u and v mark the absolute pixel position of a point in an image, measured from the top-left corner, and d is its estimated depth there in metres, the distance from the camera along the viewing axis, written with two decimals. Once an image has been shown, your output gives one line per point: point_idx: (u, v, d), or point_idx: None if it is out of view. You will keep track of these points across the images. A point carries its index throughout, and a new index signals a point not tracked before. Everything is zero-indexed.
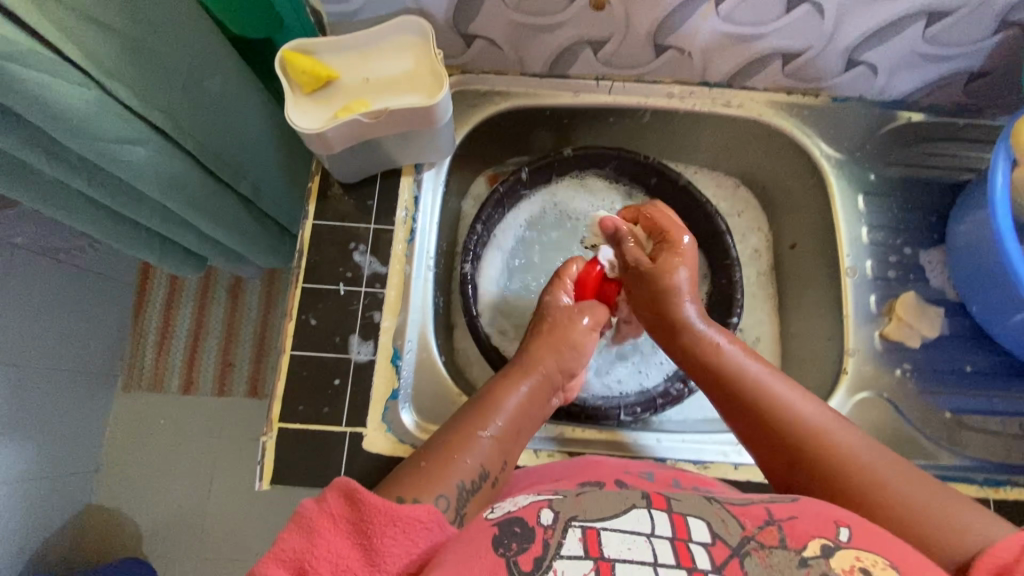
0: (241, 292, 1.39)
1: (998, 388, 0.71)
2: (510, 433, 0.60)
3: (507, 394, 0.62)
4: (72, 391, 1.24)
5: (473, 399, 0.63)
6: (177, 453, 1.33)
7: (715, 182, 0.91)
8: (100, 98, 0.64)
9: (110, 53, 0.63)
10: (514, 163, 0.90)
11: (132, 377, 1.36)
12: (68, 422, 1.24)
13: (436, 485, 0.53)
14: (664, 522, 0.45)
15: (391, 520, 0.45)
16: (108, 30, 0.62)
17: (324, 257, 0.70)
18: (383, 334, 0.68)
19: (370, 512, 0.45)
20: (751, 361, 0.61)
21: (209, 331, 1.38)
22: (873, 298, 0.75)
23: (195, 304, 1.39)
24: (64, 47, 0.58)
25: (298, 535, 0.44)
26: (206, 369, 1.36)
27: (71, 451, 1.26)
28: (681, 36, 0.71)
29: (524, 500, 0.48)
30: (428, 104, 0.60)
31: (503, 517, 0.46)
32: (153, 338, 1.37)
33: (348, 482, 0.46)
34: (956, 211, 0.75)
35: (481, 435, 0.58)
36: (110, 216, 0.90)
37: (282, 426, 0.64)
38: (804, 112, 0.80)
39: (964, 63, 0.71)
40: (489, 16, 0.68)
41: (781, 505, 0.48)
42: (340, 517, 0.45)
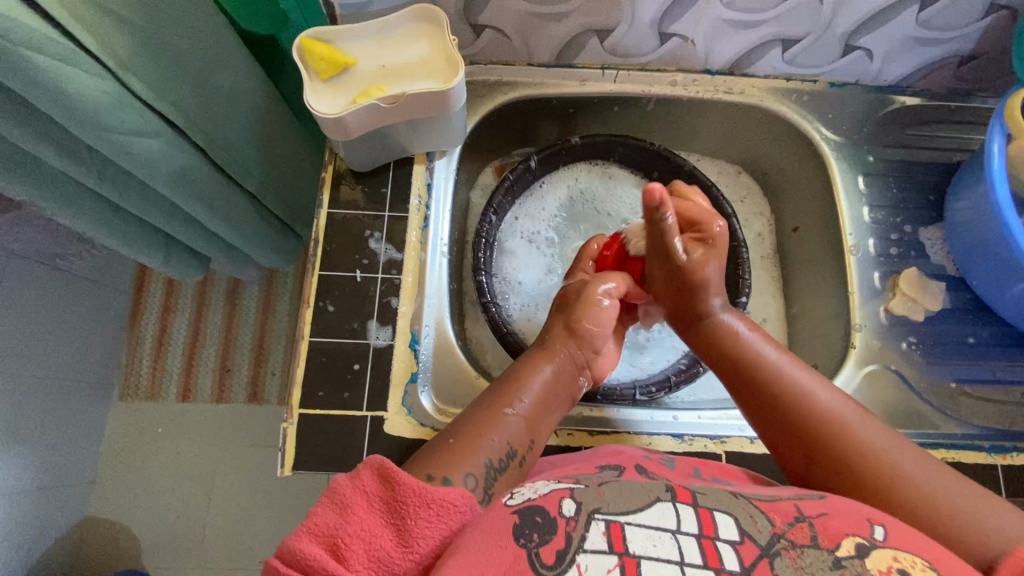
0: (240, 294, 1.39)
1: (1000, 359, 0.73)
2: (535, 414, 0.62)
3: (534, 373, 0.64)
4: (69, 398, 1.22)
5: (500, 377, 0.65)
6: (176, 460, 1.32)
7: (717, 170, 0.94)
8: (113, 89, 0.65)
9: (125, 45, 0.64)
10: (520, 153, 0.92)
11: (129, 383, 1.34)
12: (65, 431, 1.22)
13: (464, 463, 0.54)
14: (691, 518, 0.45)
15: (425, 502, 0.46)
16: (123, 21, 0.63)
17: (340, 245, 0.70)
18: (401, 319, 0.68)
19: (404, 493, 0.46)
20: (768, 348, 0.63)
21: (208, 334, 1.37)
22: (877, 275, 0.77)
23: (194, 308, 1.38)
24: (80, 36, 0.59)
25: (331, 509, 0.45)
26: (205, 375, 1.34)
27: (70, 458, 1.24)
28: (685, 23, 0.72)
29: (545, 488, 0.49)
30: (444, 88, 0.61)
31: (524, 505, 0.47)
32: (151, 342, 1.36)
33: (383, 461, 0.47)
34: (953, 189, 0.77)
35: (506, 412, 0.60)
36: (115, 214, 0.90)
37: (301, 413, 0.64)
38: (803, 98, 0.82)
39: (956, 46, 0.74)
40: (499, 6, 0.70)
41: (811, 503, 0.49)
42: (373, 495, 0.46)
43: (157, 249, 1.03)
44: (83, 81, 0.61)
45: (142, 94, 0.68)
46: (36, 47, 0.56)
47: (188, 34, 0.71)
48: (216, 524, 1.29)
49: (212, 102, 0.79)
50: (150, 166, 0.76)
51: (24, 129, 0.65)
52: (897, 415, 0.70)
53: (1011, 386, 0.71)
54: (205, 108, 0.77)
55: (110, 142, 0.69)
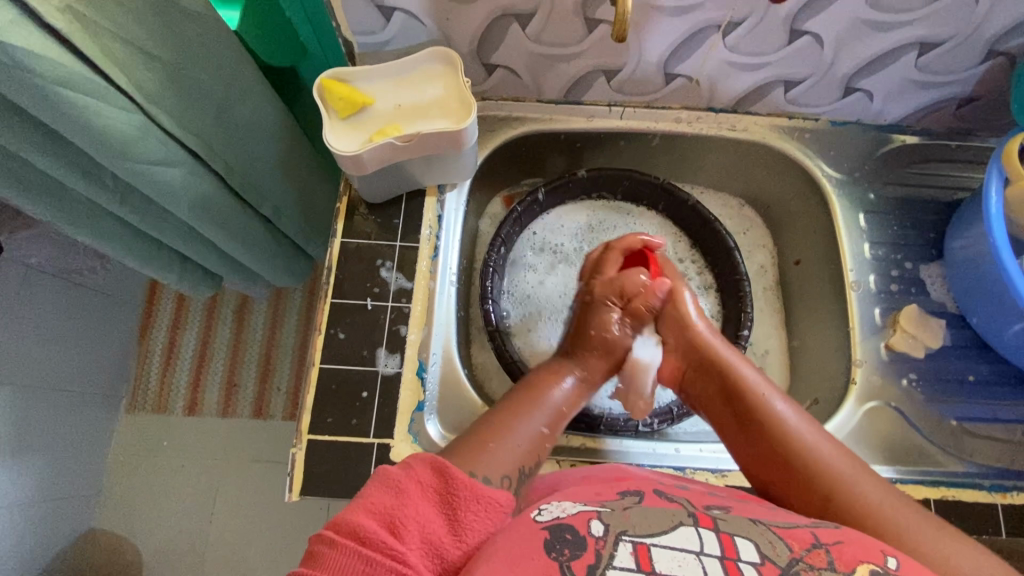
0: (247, 311, 1.41)
1: (1001, 397, 0.73)
2: (556, 423, 0.66)
3: (555, 387, 0.69)
4: (76, 411, 1.23)
5: (520, 388, 0.69)
6: (179, 474, 1.33)
7: (721, 203, 0.96)
8: (140, 121, 0.68)
9: (153, 81, 0.67)
10: (528, 184, 0.95)
11: (137, 397, 1.35)
12: (70, 443, 1.23)
13: (500, 465, 0.57)
14: (713, 541, 0.47)
15: (476, 499, 0.50)
16: (153, 59, 0.66)
17: (352, 274, 0.72)
18: (409, 347, 0.70)
19: (457, 486, 0.50)
20: (775, 396, 0.64)
21: (217, 349, 1.38)
22: (878, 310, 0.78)
23: (204, 323, 1.39)
24: (112, 73, 0.62)
25: (387, 492, 0.48)
26: (211, 391, 1.36)
27: (76, 471, 1.25)
28: (690, 65, 0.75)
29: (573, 508, 0.51)
30: (457, 129, 0.64)
31: (553, 521, 0.48)
32: (160, 356, 1.37)
33: (437, 459, 0.52)
34: (953, 227, 0.79)
35: (544, 431, 0.64)
36: (135, 235, 0.92)
37: (311, 438, 0.66)
38: (805, 135, 0.84)
39: (955, 89, 0.76)
40: (510, 47, 0.73)
41: (826, 531, 0.49)
42: (426, 485, 0.50)
43: (172, 269, 1.06)
44: (112, 115, 0.64)
45: (168, 126, 0.71)
46: (70, 86, 0.59)
47: (212, 70, 0.74)
48: (216, 540, 1.30)
49: (232, 132, 0.82)
50: (172, 193, 0.79)
51: (54, 158, 0.68)
52: (896, 451, 0.71)
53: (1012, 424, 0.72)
54: (225, 138, 0.80)
55: (136, 172, 0.72)
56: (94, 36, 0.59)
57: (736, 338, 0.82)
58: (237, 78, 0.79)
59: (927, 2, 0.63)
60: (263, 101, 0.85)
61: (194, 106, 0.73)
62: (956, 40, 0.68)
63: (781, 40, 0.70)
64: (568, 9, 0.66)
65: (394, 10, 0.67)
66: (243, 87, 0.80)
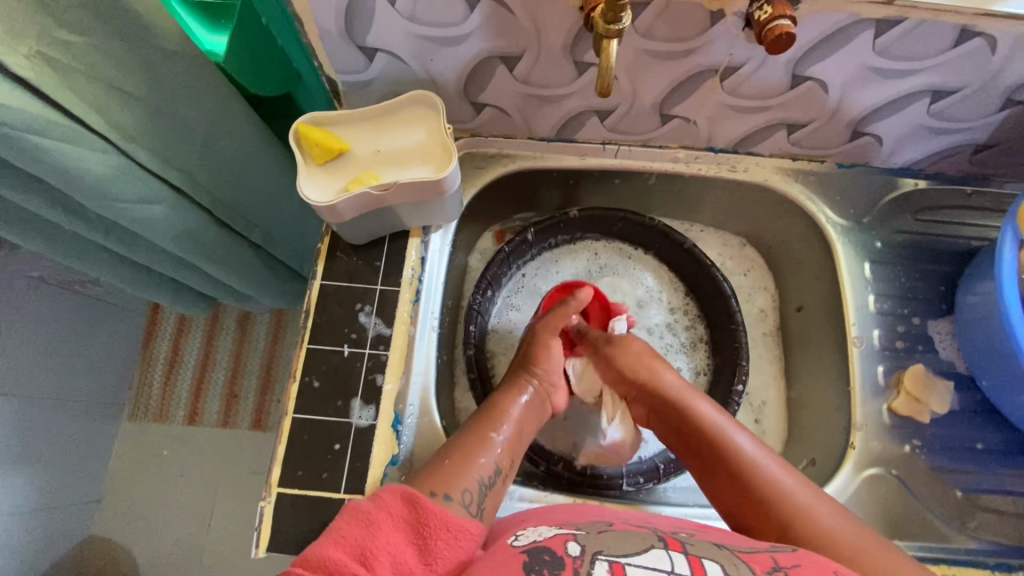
0: (249, 322, 1.36)
1: (1004, 468, 0.71)
2: (517, 438, 0.67)
3: (513, 401, 0.69)
4: (78, 426, 1.20)
5: (481, 407, 0.70)
6: (177, 492, 1.28)
7: (721, 241, 0.92)
8: (118, 162, 0.67)
9: (134, 120, 0.65)
10: (520, 219, 0.92)
11: (138, 406, 1.31)
12: (71, 459, 1.19)
13: (462, 481, 0.59)
14: (682, 562, 0.48)
15: (446, 526, 0.53)
16: (130, 97, 0.63)
17: (329, 318, 0.70)
18: (385, 398, 0.67)
19: (427, 516, 0.53)
20: (738, 433, 0.64)
21: (216, 362, 1.34)
22: (881, 369, 0.75)
23: (204, 337, 1.35)
24: (88, 116, 0.61)
25: (358, 525, 0.51)
26: (212, 401, 1.32)
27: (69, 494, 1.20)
28: (687, 107, 0.71)
29: (549, 533, 0.54)
30: (436, 178, 0.62)
31: (530, 546, 0.51)
32: (160, 369, 1.33)
33: (408, 491, 0.55)
34: (964, 282, 0.75)
35: (493, 436, 0.65)
36: (123, 262, 0.91)
37: (279, 491, 0.64)
38: (809, 178, 0.80)
39: (971, 135, 0.71)
40: (498, 87, 0.70)
41: (785, 554, 0.51)
42: (397, 516, 0.53)
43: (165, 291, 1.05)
44: (88, 158, 0.63)
45: (149, 165, 0.70)
46: (37, 131, 0.57)
47: (196, 104, 0.71)
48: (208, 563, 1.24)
49: (219, 166, 0.79)
50: (155, 227, 0.77)
51: (33, 197, 0.67)
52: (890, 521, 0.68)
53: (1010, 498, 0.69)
54: (213, 173, 0.79)
55: (114, 211, 0.71)
56: (66, 79, 0.57)
57: (729, 392, 0.80)
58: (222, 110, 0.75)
59: (940, 51, 0.59)
60: (251, 134, 0.82)
61: (178, 145, 0.71)
62: (970, 89, 0.64)
63: (783, 85, 0.66)
64: (556, 52, 0.63)
65: (377, 50, 0.65)
66: (230, 119, 0.77)
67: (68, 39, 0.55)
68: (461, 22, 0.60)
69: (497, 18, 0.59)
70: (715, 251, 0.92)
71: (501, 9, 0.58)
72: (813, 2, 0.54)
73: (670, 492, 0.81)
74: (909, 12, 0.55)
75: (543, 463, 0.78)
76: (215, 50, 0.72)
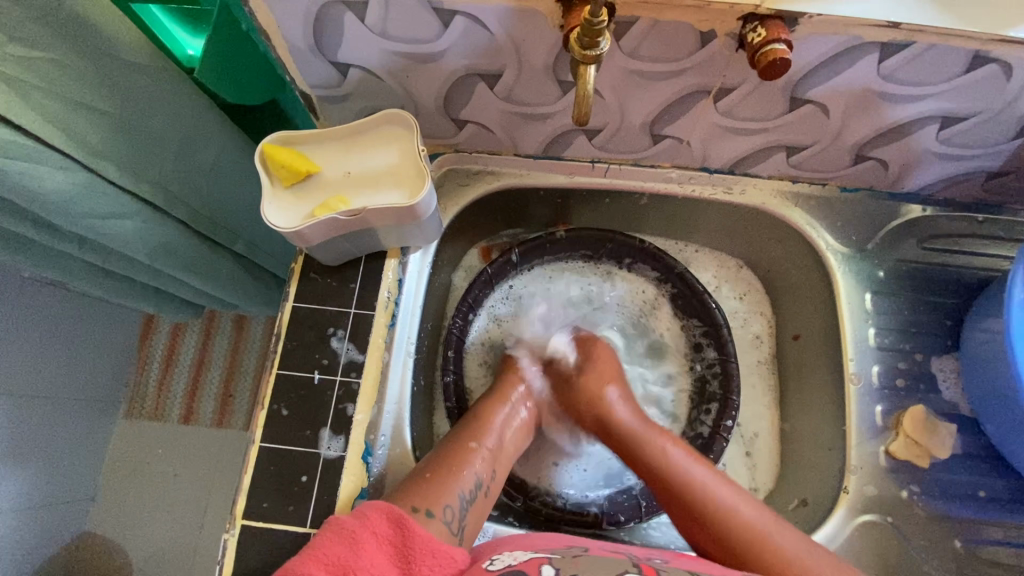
0: (246, 322, 1.27)
1: (1007, 517, 0.67)
2: (500, 451, 0.67)
3: (500, 411, 0.70)
4: (70, 428, 1.12)
5: (466, 419, 0.69)
6: (168, 501, 1.20)
7: (717, 263, 0.88)
8: (90, 180, 0.59)
9: (102, 137, 0.57)
10: (507, 235, 0.89)
11: (135, 403, 1.24)
12: (67, 465, 1.12)
13: (442, 496, 0.57)
14: None
15: (431, 551, 0.49)
16: (102, 114, 0.56)
17: (301, 343, 0.67)
18: (355, 428, 0.65)
19: (413, 539, 0.49)
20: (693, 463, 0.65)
21: (211, 363, 1.25)
22: (879, 408, 0.71)
23: (200, 338, 1.26)
24: (49, 134, 0.53)
25: (341, 544, 0.47)
26: (207, 401, 1.24)
27: (62, 516, 1.13)
28: (678, 127, 0.67)
29: (524, 555, 0.51)
30: (408, 204, 0.60)
31: (505, 569, 0.48)
32: (155, 374, 1.25)
33: (396, 509, 0.51)
34: (973, 316, 0.71)
35: (471, 446, 0.64)
36: (103, 273, 0.83)
37: (244, 523, 0.62)
38: (810, 202, 0.76)
39: (985, 162, 0.67)
40: (479, 104, 0.67)
41: None
42: (382, 537, 0.49)
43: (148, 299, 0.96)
44: (52, 177, 0.55)
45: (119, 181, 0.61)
46: None
47: (176, 122, 0.64)
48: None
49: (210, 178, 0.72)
50: (130, 244, 0.69)
51: None
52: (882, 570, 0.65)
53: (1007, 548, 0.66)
54: (191, 183, 0.69)
55: (84, 227, 0.63)
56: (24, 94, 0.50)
57: (718, 425, 0.79)
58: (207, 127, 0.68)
59: (951, 77, 0.55)
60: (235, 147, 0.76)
61: (154, 153, 0.63)
62: (985, 115, 0.59)
63: (781, 107, 0.62)
64: (538, 70, 0.60)
65: (350, 66, 0.62)
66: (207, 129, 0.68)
67: (22, 54, 0.48)
68: (435, 40, 0.57)
69: (472, 37, 0.56)
70: (711, 273, 0.88)
71: (475, 27, 0.55)
72: (811, 25, 0.50)
73: (652, 528, 0.77)
74: (916, 36, 0.50)
75: (520, 497, 0.75)
76: (192, 56, 0.66)
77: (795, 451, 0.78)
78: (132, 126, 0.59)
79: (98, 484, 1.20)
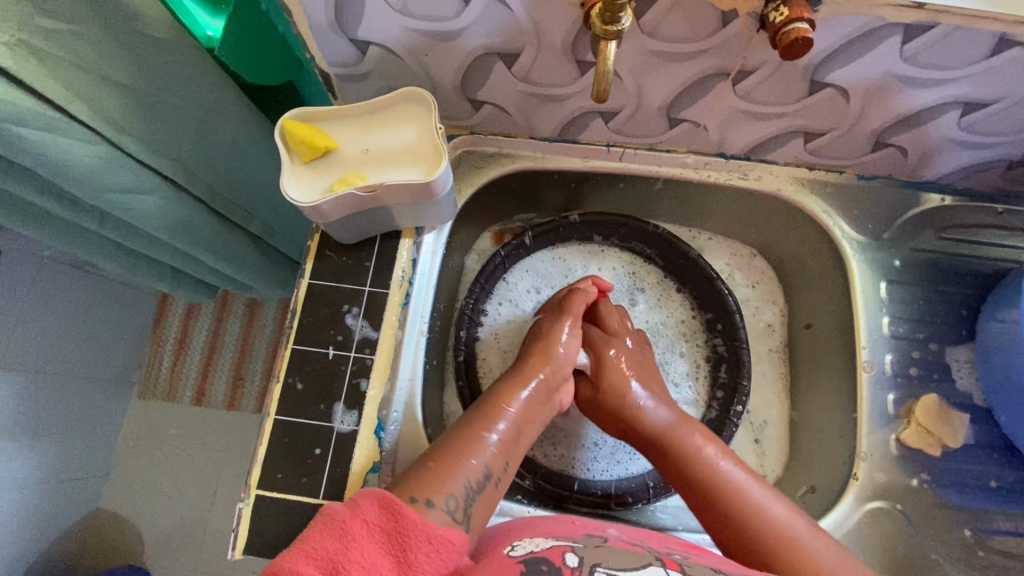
0: (258, 307, 1.28)
1: (1017, 509, 0.67)
2: (512, 440, 0.64)
3: (514, 401, 0.66)
4: (86, 403, 1.14)
5: (476, 406, 0.66)
6: (182, 477, 1.22)
7: (730, 251, 0.88)
8: (111, 154, 0.60)
9: (123, 109, 0.58)
10: (521, 219, 0.89)
11: (149, 383, 1.26)
12: (83, 438, 1.14)
13: (447, 486, 0.55)
14: None
15: (427, 537, 0.48)
16: (123, 88, 0.57)
17: (316, 319, 0.68)
18: (368, 403, 0.65)
19: (407, 525, 0.48)
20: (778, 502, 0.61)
21: (224, 345, 1.27)
22: (891, 397, 0.71)
23: (213, 319, 1.28)
24: (72, 106, 0.54)
25: (331, 536, 0.47)
26: (219, 382, 1.25)
27: (76, 491, 1.15)
28: (695, 111, 0.67)
29: (546, 542, 0.51)
30: (425, 181, 0.60)
31: (526, 556, 0.49)
32: (169, 354, 1.27)
33: (387, 495, 0.50)
34: (989, 307, 0.70)
35: (484, 435, 0.62)
36: (120, 250, 0.83)
37: (258, 493, 0.63)
38: (826, 189, 0.75)
39: (1006, 151, 0.66)
40: (496, 85, 0.67)
41: None
42: (373, 524, 0.48)
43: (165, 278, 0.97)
44: (74, 150, 0.56)
45: (139, 155, 0.62)
46: (19, 121, 0.51)
47: (197, 98, 0.64)
48: (209, 555, 1.19)
49: (227, 157, 0.72)
50: (148, 219, 0.70)
51: (18, 183, 0.60)
52: (889, 558, 0.65)
53: (1015, 538, 0.66)
54: (209, 160, 0.70)
55: (104, 201, 0.64)
56: (50, 65, 0.51)
57: (728, 410, 0.79)
58: (226, 103, 0.68)
59: (974, 61, 0.54)
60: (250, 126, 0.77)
61: (175, 128, 0.64)
62: (1008, 101, 0.59)
63: (800, 91, 0.61)
64: (556, 49, 0.60)
65: (369, 44, 0.63)
66: (228, 108, 0.69)
67: (52, 26, 0.49)
68: (456, 17, 0.57)
69: (492, 14, 0.56)
70: (724, 261, 0.88)
71: (496, 4, 0.55)
72: (833, 5, 0.50)
73: (660, 511, 0.79)
74: (940, 17, 0.50)
75: (529, 476, 0.76)
76: (211, 37, 0.65)
77: (805, 440, 0.78)
78: (156, 101, 0.60)
79: (114, 459, 1.22)
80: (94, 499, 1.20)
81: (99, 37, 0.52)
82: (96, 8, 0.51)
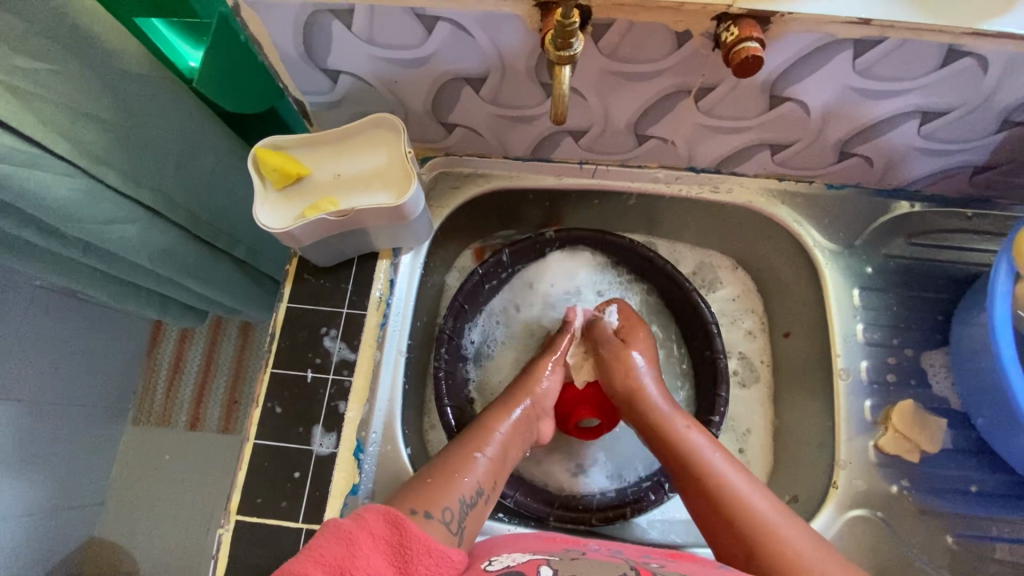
0: (250, 329, 1.29)
1: (999, 511, 0.67)
2: (502, 461, 0.68)
3: (502, 422, 0.70)
4: (77, 433, 1.14)
5: (470, 427, 0.70)
6: (176, 503, 1.22)
7: (710, 261, 0.88)
8: (90, 186, 0.60)
9: (101, 143, 0.59)
10: (500, 236, 0.90)
11: (142, 409, 1.26)
12: (75, 468, 1.14)
13: (443, 498, 0.59)
14: None
15: (428, 550, 0.49)
16: (101, 122, 0.58)
17: (294, 342, 0.69)
18: (347, 425, 0.66)
19: (410, 539, 0.49)
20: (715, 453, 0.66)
21: (217, 368, 1.27)
22: (868, 404, 0.72)
23: (205, 344, 1.28)
24: (51, 142, 0.54)
25: (338, 544, 0.46)
26: (212, 406, 1.26)
27: (67, 519, 1.14)
28: (663, 127, 0.68)
29: (522, 557, 0.53)
30: (395, 204, 0.62)
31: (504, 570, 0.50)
32: (161, 379, 1.27)
33: (391, 510, 0.51)
34: (960, 312, 0.71)
35: (475, 455, 0.65)
36: (106, 279, 0.84)
37: (238, 518, 0.63)
38: (797, 199, 0.76)
39: (969, 157, 0.67)
40: (466, 107, 0.68)
41: None
42: (377, 536, 0.49)
43: (152, 305, 0.97)
44: (52, 185, 0.57)
45: (119, 187, 0.63)
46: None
47: (173, 130, 0.65)
48: None
49: (206, 185, 0.73)
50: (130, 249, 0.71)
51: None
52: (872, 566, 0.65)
53: (999, 542, 0.66)
54: (190, 189, 0.71)
55: (85, 232, 0.64)
56: (25, 101, 0.51)
57: (708, 420, 0.79)
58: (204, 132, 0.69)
59: (927, 71, 0.55)
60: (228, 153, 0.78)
61: (154, 160, 0.65)
62: (964, 109, 0.60)
63: (759, 106, 0.63)
64: (520, 72, 0.62)
65: (340, 73, 0.64)
66: (206, 139, 0.70)
67: (28, 66, 0.50)
68: (420, 45, 0.59)
69: (457, 41, 0.58)
70: (705, 271, 0.88)
71: (459, 32, 0.57)
72: (783, 24, 0.51)
73: (647, 526, 0.78)
74: (888, 31, 0.51)
75: (511, 494, 0.75)
76: (193, 68, 0.67)
77: (788, 449, 0.78)
78: (134, 134, 0.61)
79: (107, 486, 1.22)
80: (85, 531, 1.18)
81: (74, 75, 0.54)
82: (71, 46, 0.52)
